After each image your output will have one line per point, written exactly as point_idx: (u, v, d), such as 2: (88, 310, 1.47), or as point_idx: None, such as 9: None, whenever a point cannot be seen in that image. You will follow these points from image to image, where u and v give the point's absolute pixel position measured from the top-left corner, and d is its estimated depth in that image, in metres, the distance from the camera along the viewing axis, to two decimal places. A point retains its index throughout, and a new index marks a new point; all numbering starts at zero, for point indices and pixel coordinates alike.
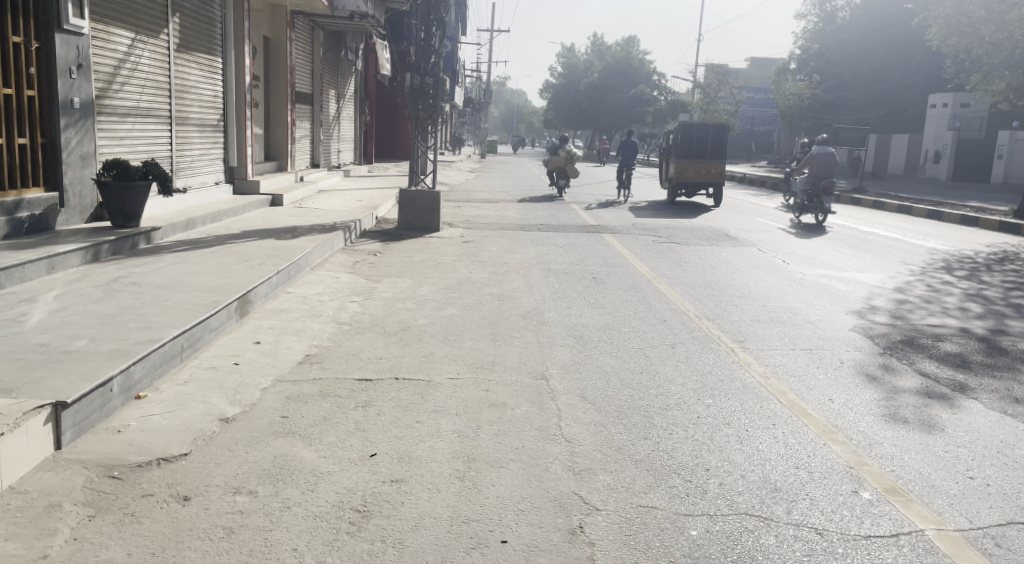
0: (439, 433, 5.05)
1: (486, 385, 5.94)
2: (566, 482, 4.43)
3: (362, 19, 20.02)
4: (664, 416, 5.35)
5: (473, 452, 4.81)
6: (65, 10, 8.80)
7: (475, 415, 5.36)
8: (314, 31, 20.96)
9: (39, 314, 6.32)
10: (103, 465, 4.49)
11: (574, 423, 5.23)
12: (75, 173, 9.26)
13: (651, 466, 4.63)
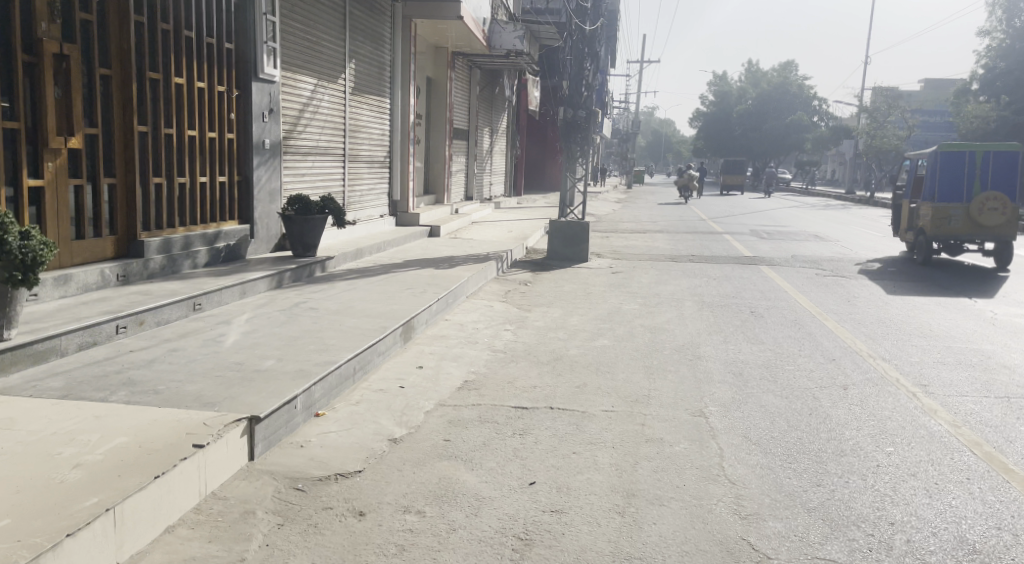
0: (597, 466, 5.10)
1: (642, 419, 5.95)
2: (733, 526, 4.38)
3: (518, 56, 20.43)
4: (838, 462, 5.18)
5: (633, 487, 4.82)
6: (262, 61, 9.63)
7: (631, 449, 5.38)
8: (471, 70, 21.75)
9: (233, 336, 6.86)
10: (289, 477, 4.82)
11: (737, 464, 5.15)
12: (264, 208, 10.01)
13: (826, 515, 4.49)
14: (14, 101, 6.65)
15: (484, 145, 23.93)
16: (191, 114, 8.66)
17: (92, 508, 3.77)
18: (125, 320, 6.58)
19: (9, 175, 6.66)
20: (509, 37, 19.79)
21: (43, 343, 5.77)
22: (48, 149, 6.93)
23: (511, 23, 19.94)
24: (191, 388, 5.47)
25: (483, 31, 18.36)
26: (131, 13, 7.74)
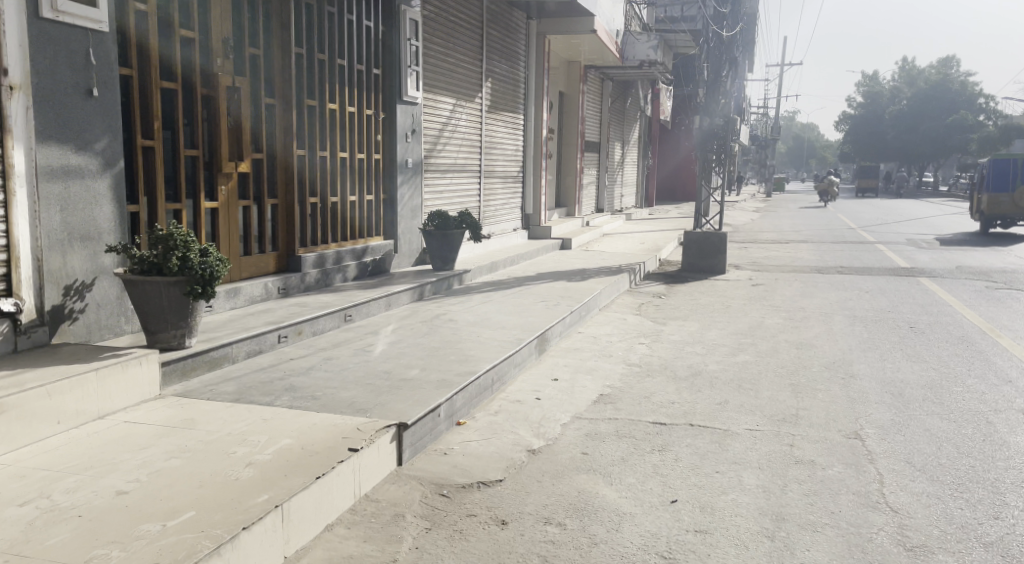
0: (743, 487, 5.03)
1: (790, 439, 5.83)
2: (897, 558, 4.24)
3: (651, 67, 20.33)
4: (1017, 495, 4.91)
5: (783, 511, 4.74)
6: (406, 84, 10.09)
7: (780, 471, 5.28)
8: (603, 82, 21.85)
9: (380, 346, 7.19)
10: (435, 483, 5.02)
11: (899, 492, 4.97)
12: (406, 224, 10.41)
13: (1004, 552, 4.28)
14: (194, 130, 7.27)
15: (616, 156, 23.91)
16: (340, 138, 9.24)
17: (263, 505, 4.09)
18: (286, 329, 7.06)
19: (189, 197, 7.27)
20: (642, 47, 19.81)
21: (218, 352, 6.34)
22: (221, 172, 7.55)
23: (644, 34, 19.90)
24: (344, 395, 5.80)
25: (616, 44, 18.40)
26: (292, 45, 8.32)
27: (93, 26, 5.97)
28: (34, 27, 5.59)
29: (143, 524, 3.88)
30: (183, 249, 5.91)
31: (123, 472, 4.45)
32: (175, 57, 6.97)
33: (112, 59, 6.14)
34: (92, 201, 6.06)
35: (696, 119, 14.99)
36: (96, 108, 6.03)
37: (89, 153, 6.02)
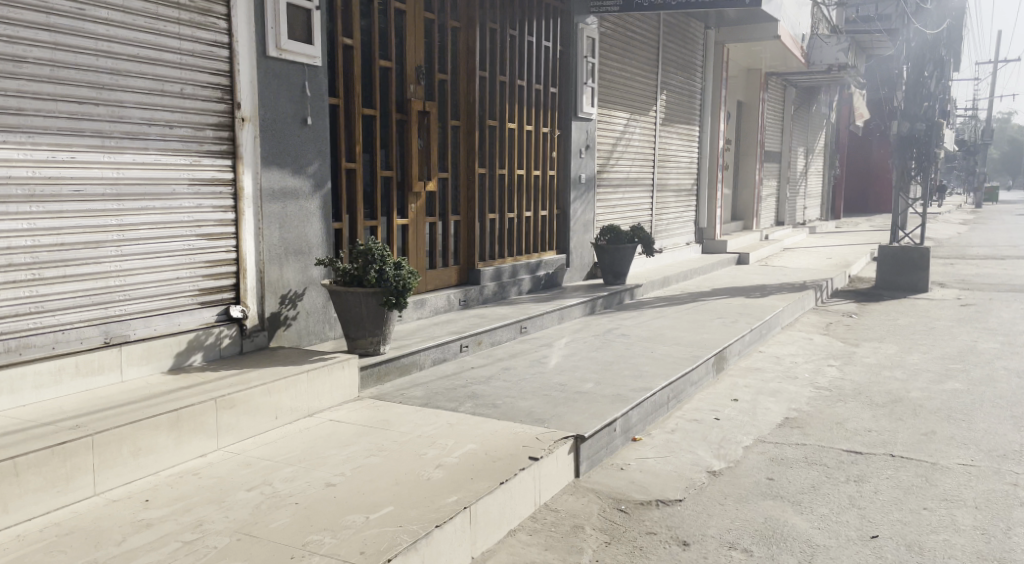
0: (956, 527, 4.73)
1: (1011, 478, 5.42)
2: None
3: (841, 70, 19.37)
4: None
5: (1005, 556, 4.41)
6: (582, 100, 10.27)
7: (1000, 512, 4.91)
8: (786, 89, 21.26)
9: (554, 358, 7.34)
10: (613, 498, 5.10)
11: None
12: (578, 238, 10.53)
13: None
14: (389, 152, 7.75)
15: (798, 165, 23.04)
16: (518, 155, 9.54)
17: (454, 505, 4.40)
18: (467, 339, 7.38)
19: (382, 215, 7.74)
20: (832, 50, 18.77)
21: (408, 358, 6.78)
22: (411, 192, 8.00)
23: (833, 37, 18.91)
24: (523, 406, 6.01)
25: (801, 50, 17.73)
26: (477, 69, 8.69)
27: (308, 61, 6.58)
28: (262, 65, 6.23)
29: (350, 515, 4.31)
30: (380, 262, 6.42)
31: (329, 467, 4.96)
32: (376, 85, 7.47)
33: (323, 89, 6.73)
34: (304, 218, 6.65)
35: (893, 124, 14.24)
36: (309, 135, 6.63)
37: (302, 176, 6.61)
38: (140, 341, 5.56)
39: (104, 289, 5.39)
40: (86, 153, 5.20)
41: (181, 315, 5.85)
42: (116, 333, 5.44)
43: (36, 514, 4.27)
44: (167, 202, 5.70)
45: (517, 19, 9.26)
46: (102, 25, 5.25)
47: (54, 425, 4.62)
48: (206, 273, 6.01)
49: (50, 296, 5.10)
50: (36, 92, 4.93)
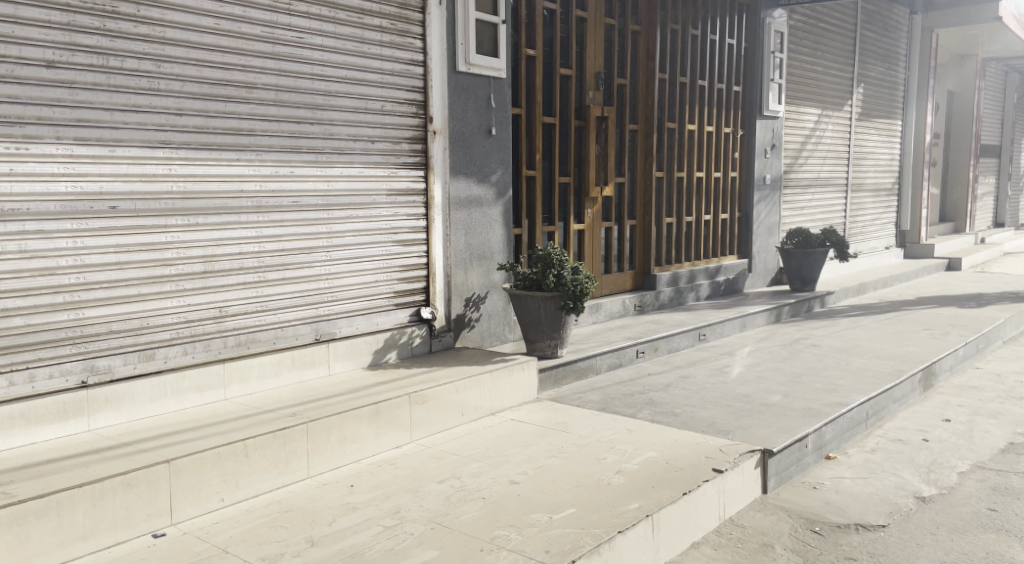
0: None
1: None
2: None
3: None
4: None
5: None
6: (768, 98, 9.80)
7: None
8: (1006, 77, 19.55)
9: (738, 367, 7.00)
10: (806, 518, 4.74)
11: None
12: (762, 242, 10.06)
13: None
14: (567, 158, 7.67)
15: (1021, 160, 20.94)
16: (698, 157, 9.24)
17: (636, 512, 4.24)
18: (644, 345, 7.17)
19: (559, 221, 7.67)
20: None
21: (586, 362, 6.67)
22: (588, 197, 7.88)
23: None
24: (705, 415, 5.75)
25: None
26: (657, 71, 8.47)
27: (494, 74, 6.59)
28: (451, 79, 6.30)
29: (533, 514, 4.28)
30: (558, 267, 6.35)
31: (513, 465, 4.97)
32: (556, 92, 7.42)
33: (507, 101, 6.75)
34: (487, 225, 6.67)
35: None
36: (494, 144, 6.66)
37: (486, 184, 6.62)
38: (345, 338, 5.79)
39: (315, 290, 5.64)
40: (303, 169, 5.47)
41: (379, 314, 6.01)
42: (326, 330, 5.70)
43: (261, 491, 4.61)
44: (369, 210, 5.88)
45: (699, 18, 8.95)
46: (317, 51, 5.50)
47: (275, 412, 4.96)
48: (400, 276, 6.12)
49: (272, 295, 5.40)
50: (264, 114, 5.23)
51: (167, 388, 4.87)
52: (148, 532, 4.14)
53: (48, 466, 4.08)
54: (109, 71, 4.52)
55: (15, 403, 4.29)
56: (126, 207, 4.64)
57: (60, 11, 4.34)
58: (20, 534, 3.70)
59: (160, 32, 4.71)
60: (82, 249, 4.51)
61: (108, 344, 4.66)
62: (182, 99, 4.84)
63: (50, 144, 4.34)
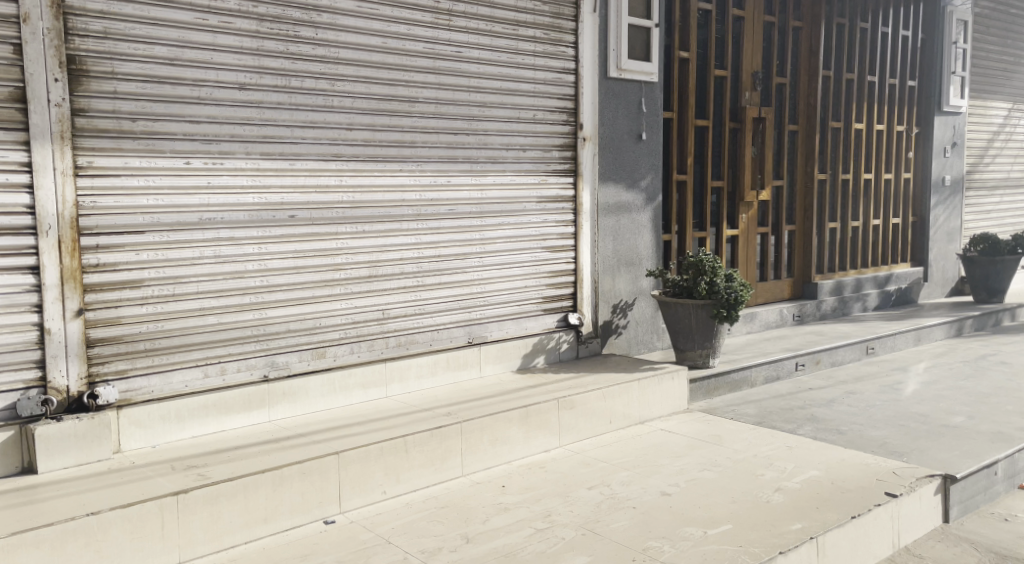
0: None
1: None
2: None
3: None
4: None
5: None
6: (948, 92, 9.08)
7: None
8: None
9: (914, 385, 6.44)
10: (995, 552, 4.16)
11: None
12: (941, 249, 9.32)
13: None
14: (721, 162, 7.33)
15: None
16: (867, 157, 8.67)
17: (798, 533, 3.92)
18: (805, 358, 6.73)
19: (712, 225, 7.34)
20: None
21: (740, 373, 6.32)
22: (742, 202, 7.50)
23: None
24: (876, 435, 5.29)
25: None
26: (821, 68, 7.98)
27: (646, 79, 6.34)
28: (602, 85, 6.11)
29: (688, 527, 4.04)
30: (710, 274, 6.04)
31: (664, 475, 4.73)
32: (710, 95, 7.10)
33: (660, 105, 6.49)
34: (636, 231, 6.43)
35: None
36: (644, 150, 6.41)
37: (635, 190, 6.38)
38: (496, 342, 5.71)
39: (469, 295, 5.58)
40: (459, 178, 5.43)
41: (529, 319, 5.89)
42: (478, 333, 5.64)
43: (421, 486, 4.65)
44: (520, 218, 5.78)
45: (869, 10, 8.38)
46: (474, 64, 5.43)
47: (432, 410, 4.96)
48: (550, 282, 5.98)
49: (429, 299, 5.39)
50: (426, 127, 5.24)
51: (337, 383, 4.96)
52: (319, 518, 4.28)
53: (235, 453, 4.28)
54: (290, 90, 4.68)
55: (209, 393, 4.52)
56: (303, 216, 4.78)
57: (249, 37, 4.51)
58: (213, 513, 3.91)
59: (334, 53, 4.81)
60: (266, 255, 4.68)
61: (287, 342, 4.82)
62: (352, 114, 4.92)
63: (240, 159, 4.54)
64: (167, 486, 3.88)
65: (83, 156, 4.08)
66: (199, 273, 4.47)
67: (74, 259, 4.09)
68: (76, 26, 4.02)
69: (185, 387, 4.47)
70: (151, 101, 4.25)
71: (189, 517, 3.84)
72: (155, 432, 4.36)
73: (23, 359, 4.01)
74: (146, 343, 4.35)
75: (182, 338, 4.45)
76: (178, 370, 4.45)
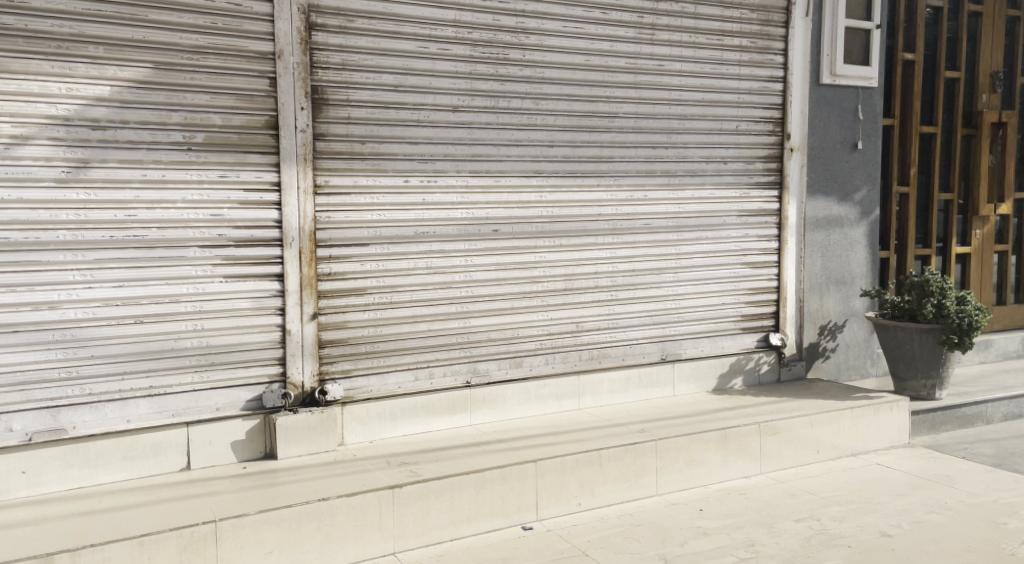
0: None
1: None
2: None
3: None
4: None
5: None
6: None
7: None
8: None
9: None
10: None
11: None
12: None
13: None
14: (950, 173, 6.85)
15: None
16: None
17: None
18: None
19: (939, 242, 6.86)
20: None
21: (974, 408, 5.85)
22: (978, 217, 6.94)
23: None
24: None
25: None
26: None
27: (865, 84, 6.06)
28: (814, 93, 5.88)
29: None
30: (939, 297, 5.59)
31: (883, 515, 4.47)
32: (939, 100, 6.66)
33: (878, 111, 6.17)
34: (848, 247, 6.13)
35: None
36: (860, 159, 6.12)
37: (848, 203, 6.10)
38: (690, 360, 5.63)
39: (662, 311, 5.53)
40: (655, 192, 5.40)
41: (725, 338, 5.75)
42: (671, 350, 5.58)
43: (614, 502, 4.67)
44: (719, 232, 5.64)
45: None
46: (676, 77, 5.41)
47: (625, 426, 4.98)
48: (749, 299, 5.80)
49: (622, 313, 5.40)
50: (623, 141, 5.27)
51: (532, 393, 5.11)
52: (517, 524, 4.42)
53: (443, 453, 4.52)
54: (498, 110, 4.89)
55: (419, 395, 4.80)
56: (505, 230, 4.97)
57: (464, 63, 4.77)
58: (423, 509, 4.16)
59: (540, 73, 4.98)
60: (471, 266, 4.90)
61: (488, 351, 5.01)
62: (554, 132, 5.06)
63: (452, 177, 4.80)
64: (384, 479, 4.18)
65: (322, 176, 4.50)
66: (413, 283, 4.76)
67: (311, 268, 4.50)
68: (320, 60, 4.45)
69: (398, 388, 4.77)
70: (378, 124, 4.61)
71: (402, 511, 4.11)
72: (372, 429, 4.70)
73: (267, 356, 4.47)
74: (368, 345, 4.68)
75: (397, 343, 4.76)
76: (392, 372, 4.75)
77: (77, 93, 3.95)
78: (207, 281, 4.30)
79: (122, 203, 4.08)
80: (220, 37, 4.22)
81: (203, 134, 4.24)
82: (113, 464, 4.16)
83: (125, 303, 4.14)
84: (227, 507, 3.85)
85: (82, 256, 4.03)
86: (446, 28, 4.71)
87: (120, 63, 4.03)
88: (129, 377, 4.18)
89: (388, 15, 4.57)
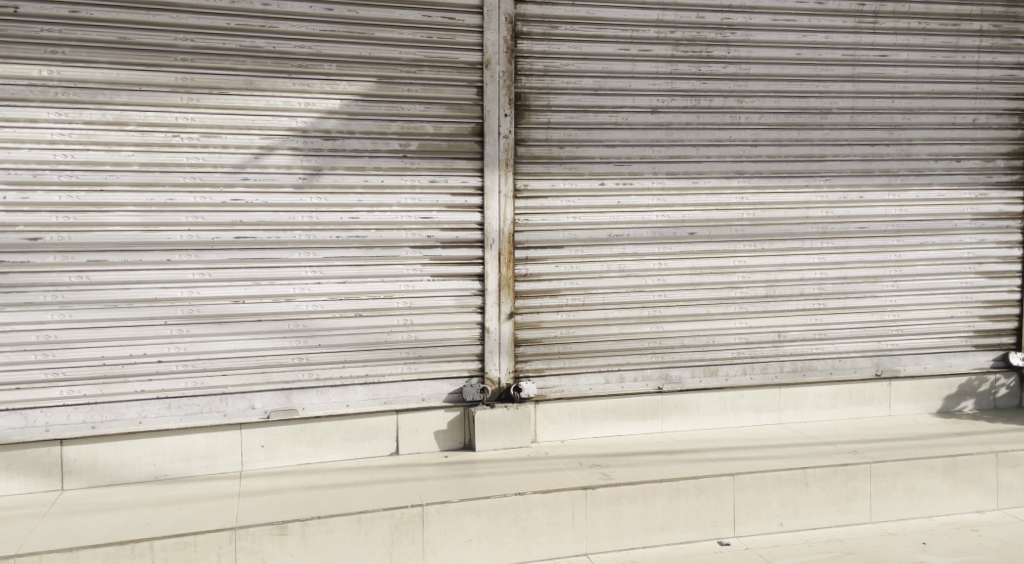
0: None
1: None
2: None
3: None
4: None
5: None
6: None
7: None
8: None
9: None
10: None
11: None
12: None
13: None
14: None
15: None
16: None
17: None
18: None
19: None
20: None
21: None
22: None
23: None
24: None
25: None
26: None
27: None
28: None
29: None
30: None
31: None
32: None
33: None
34: None
35: None
36: None
37: None
38: (910, 378, 5.16)
39: (879, 322, 5.10)
40: (875, 193, 5.00)
41: (954, 355, 5.18)
42: (889, 366, 5.12)
43: (821, 525, 4.36)
44: (948, 237, 5.10)
45: None
46: (902, 68, 4.97)
47: (833, 445, 4.64)
48: (984, 313, 5.19)
49: (832, 324, 5.05)
50: (839, 138, 4.94)
51: (728, 403, 4.95)
52: (713, 538, 4.25)
53: (635, 458, 4.49)
54: (699, 110, 4.78)
55: (610, 398, 4.80)
56: (703, 233, 4.83)
57: (665, 62, 4.71)
58: (615, 513, 4.14)
59: (746, 70, 4.79)
60: (666, 270, 4.82)
61: (681, 356, 4.89)
62: (759, 130, 4.85)
63: (648, 179, 4.75)
64: (577, 479, 4.22)
65: (522, 180, 4.64)
66: (606, 285, 4.77)
67: (510, 269, 4.65)
68: (524, 67, 4.58)
69: (589, 390, 4.78)
70: (577, 128, 4.67)
71: (594, 512, 4.11)
72: (564, 428, 4.77)
73: (466, 352, 4.67)
74: (560, 346, 4.75)
75: (590, 344, 4.78)
76: (583, 374, 4.78)
77: (313, 107, 4.36)
78: (417, 279, 4.57)
79: (347, 207, 4.45)
80: (434, 51, 4.47)
81: (417, 142, 4.51)
82: (334, 445, 4.54)
83: (348, 297, 4.49)
84: (429, 494, 4.06)
85: (314, 253, 4.43)
86: (648, 29, 4.67)
87: (350, 78, 4.40)
88: (350, 364, 4.54)
89: (591, 20, 4.61)
